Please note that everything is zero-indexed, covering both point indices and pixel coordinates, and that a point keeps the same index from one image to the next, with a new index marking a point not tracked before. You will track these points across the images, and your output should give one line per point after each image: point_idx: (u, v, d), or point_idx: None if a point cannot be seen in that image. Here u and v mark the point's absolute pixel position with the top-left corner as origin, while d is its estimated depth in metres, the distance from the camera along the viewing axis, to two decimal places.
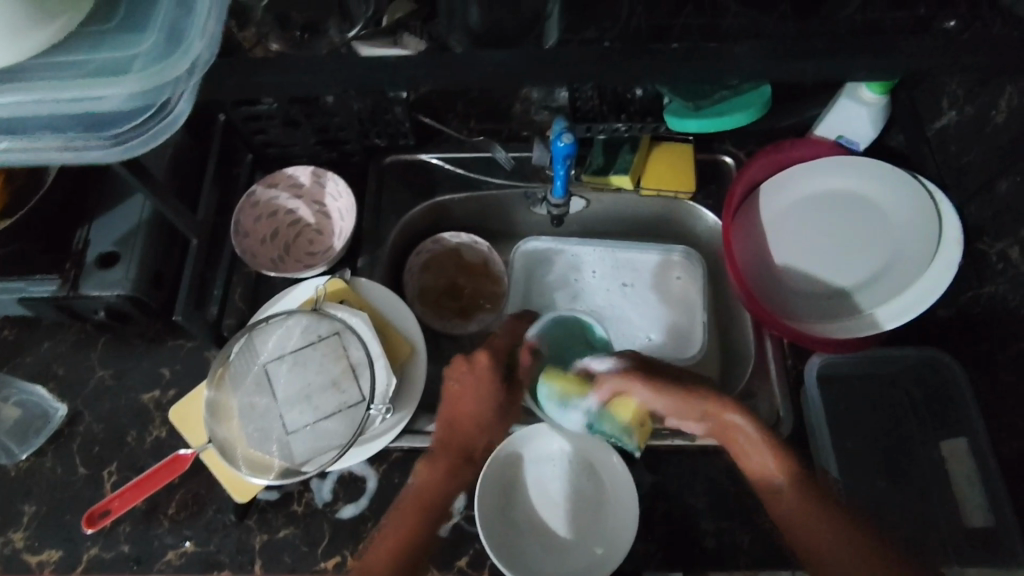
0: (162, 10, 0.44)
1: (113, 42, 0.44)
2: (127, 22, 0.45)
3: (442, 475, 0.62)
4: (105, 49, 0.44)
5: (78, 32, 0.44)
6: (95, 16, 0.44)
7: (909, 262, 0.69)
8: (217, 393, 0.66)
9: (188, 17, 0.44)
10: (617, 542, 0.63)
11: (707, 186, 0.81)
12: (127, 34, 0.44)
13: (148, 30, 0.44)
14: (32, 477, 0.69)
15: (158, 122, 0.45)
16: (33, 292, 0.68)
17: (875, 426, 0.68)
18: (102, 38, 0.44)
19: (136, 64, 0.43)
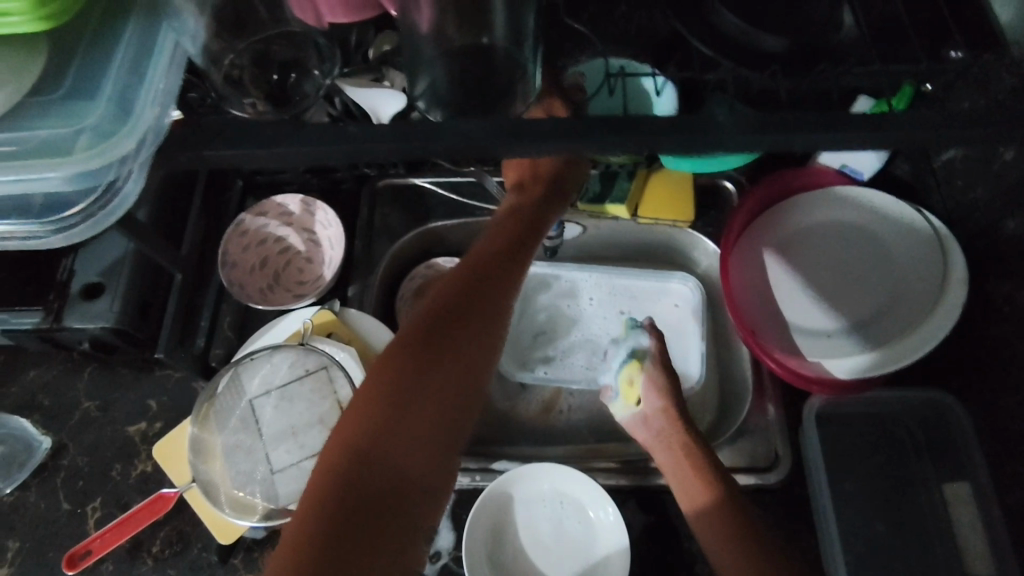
0: (113, 74, 0.40)
1: (56, 114, 0.39)
2: (76, 88, 0.40)
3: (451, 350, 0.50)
4: (50, 122, 0.39)
5: (21, 103, 0.39)
6: (41, 83, 0.40)
7: (917, 301, 0.66)
8: (201, 431, 0.65)
9: (141, 86, 0.40)
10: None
11: (706, 214, 0.80)
12: (76, 105, 0.40)
13: (99, 98, 0.40)
14: (16, 512, 0.68)
15: (108, 205, 0.43)
16: (14, 324, 0.66)
17: (874, 467, 0.67)
18: (45, 109, 0.40)
19: (80, 141, 0.39)
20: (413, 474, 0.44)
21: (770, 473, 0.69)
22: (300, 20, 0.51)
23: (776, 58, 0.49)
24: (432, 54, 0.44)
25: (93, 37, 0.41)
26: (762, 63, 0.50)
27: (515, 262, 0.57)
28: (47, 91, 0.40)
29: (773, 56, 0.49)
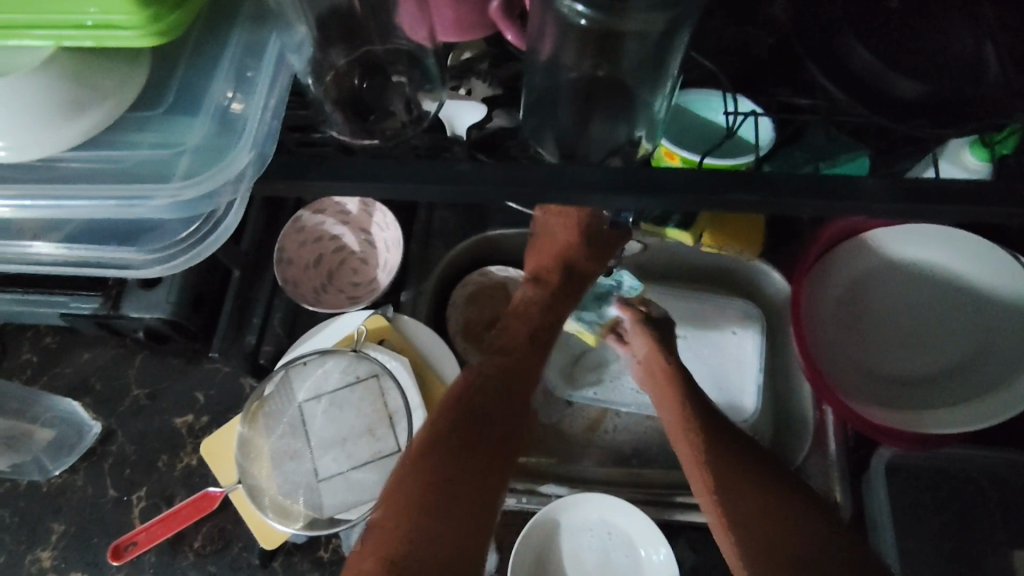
0: (213, 94, 0.40)
1: (157, 132, 0.39)
2: (175, 108, 0.39)
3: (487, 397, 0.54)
4: (151, 144, 0.39)
5: (120, 121, 0.39)
6: (140, 100, 0.39)
7: (1005, 358, 0.62)
8: (250, 430, 0.65)
9: (241, 109, 0.39)
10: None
11: (776, 242, 0.77)
12: (176, 126, 0.39)
13: (199, 121, 0.39)
14: (63, 494, 0.68)
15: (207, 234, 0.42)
16: (74, 308, 0.67)
17: (940, 527, 0.64)
18: (145, 126, 0.39)
19: (182, 167, 0.38)
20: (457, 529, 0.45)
21: None
22: (410, 39, 0.51)
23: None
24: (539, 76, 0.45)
25: (196, 52, 0.40)
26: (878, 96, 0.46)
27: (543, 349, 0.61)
28: (146, 107, 0.39)
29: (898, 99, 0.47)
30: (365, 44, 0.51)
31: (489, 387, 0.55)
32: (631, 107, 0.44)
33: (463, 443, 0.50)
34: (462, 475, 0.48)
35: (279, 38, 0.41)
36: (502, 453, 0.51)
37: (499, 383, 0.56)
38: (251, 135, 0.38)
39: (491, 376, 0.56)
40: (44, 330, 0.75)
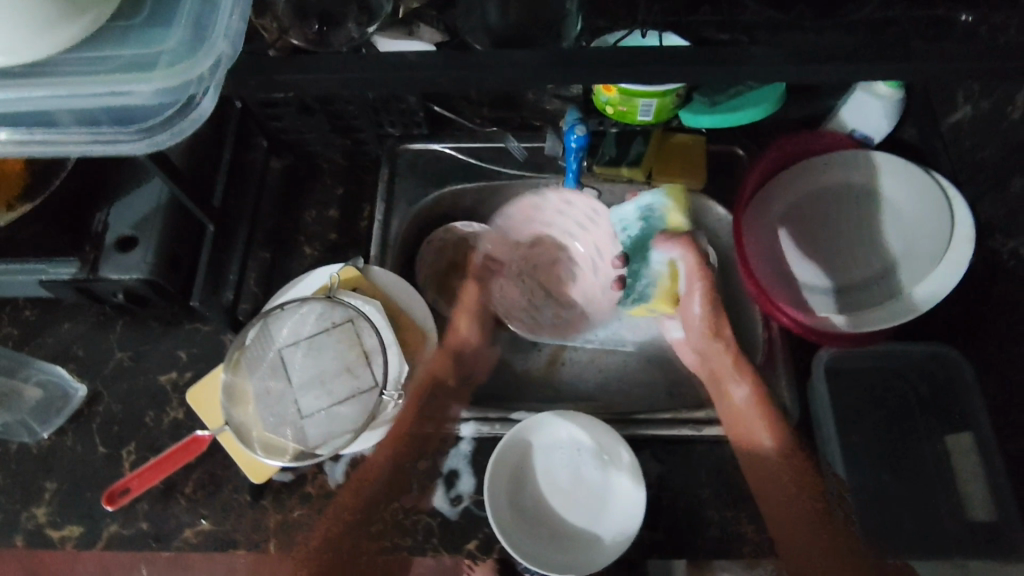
0: (186, 4, 0.44)
1: (138, 39, 0.44)
2: (153, 16, 0.44)
3: (360, 501, 0.66)
4: (131, 44, 0.43)
5: (103, 29, 0.43)
6: (121, 11, 0.44)
7: (923, 257, 0.68)
8: (233, 377, 0.67)
9: (213, 13, 0.44)
10: (621, 532, 0.64)
11: (718, 179, 0.81)
12: (154, 30, 0.44)
13: (175, 28, 0.44)
14: (53, 455, 0.71)
15: (186, 119, 0.46)
16: (54, 274, 0.71)
17: (877, 420, 0.69)
18: (126, 33, 0.44)
19: (161, 61, 0.43)
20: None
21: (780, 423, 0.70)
22: None
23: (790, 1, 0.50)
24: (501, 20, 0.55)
25: None
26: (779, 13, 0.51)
27: (388, 497, 0.68)
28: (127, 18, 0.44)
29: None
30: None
31: (378, 463, 0.68)
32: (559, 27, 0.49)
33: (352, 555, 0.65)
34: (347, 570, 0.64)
35: None
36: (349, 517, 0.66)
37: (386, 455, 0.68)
38: (221, 29, 0.43)
39: (382, 460, 0.68)
40: (23, 304, 0.77)
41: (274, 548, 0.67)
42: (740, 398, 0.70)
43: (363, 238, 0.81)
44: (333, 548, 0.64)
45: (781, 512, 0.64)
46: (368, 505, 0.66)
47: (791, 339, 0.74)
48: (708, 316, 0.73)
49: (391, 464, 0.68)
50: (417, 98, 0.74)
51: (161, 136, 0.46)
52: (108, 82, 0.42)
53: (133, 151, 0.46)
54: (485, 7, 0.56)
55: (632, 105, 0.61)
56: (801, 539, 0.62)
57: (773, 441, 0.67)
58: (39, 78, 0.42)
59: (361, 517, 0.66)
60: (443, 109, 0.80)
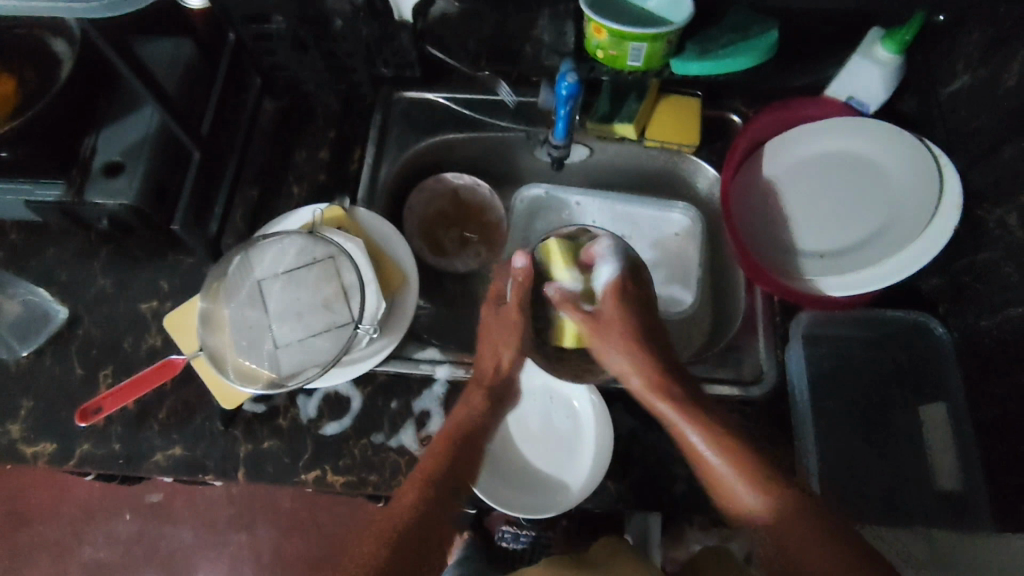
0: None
1: None
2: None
3: (408, 508, 0.56)
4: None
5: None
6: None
7: (911, 221, 0.67)
8: (211, 304, 0.68)
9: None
10: (592, 475, 0.63)
11: (712, 143, 0.81)
12: None
13: None
14: (31, 374, 0.71)
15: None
16: (39, 196, 0.71)
17: (853, 386, 0.69)
18: None
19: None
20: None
21: (755, 386, 0.70)
22: None
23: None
24: None
25: None
26: None
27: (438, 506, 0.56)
28: None
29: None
30: None
31: (431, 478, 0.58)
32: None
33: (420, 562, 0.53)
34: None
35: None
36: (403, 505, 0.56)
37: (449, 456, 0.60)
38: None
39: (444, 454, 0.59)
40: (10, 226, 0.77)
41: (241, 477, 0.67)
42: (713, 451, 0.56)
43: (352, 182, 0.80)
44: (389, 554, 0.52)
45: (799, 549, 0.50)
46: (423, 510, 0.56)
47: (773, 304, 0.73)
48: (620, 343, 0.61)
49: (438, 468, 0.59)
50: (409, 35, 0.73)
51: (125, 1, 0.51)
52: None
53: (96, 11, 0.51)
54: None
55: (622, 50, 0.62)
56: (808, 546, 0.50)
57: (759, 494, 0.54)
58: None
59: (438, 512, 0.56)
60: (438, 54, 0.78)
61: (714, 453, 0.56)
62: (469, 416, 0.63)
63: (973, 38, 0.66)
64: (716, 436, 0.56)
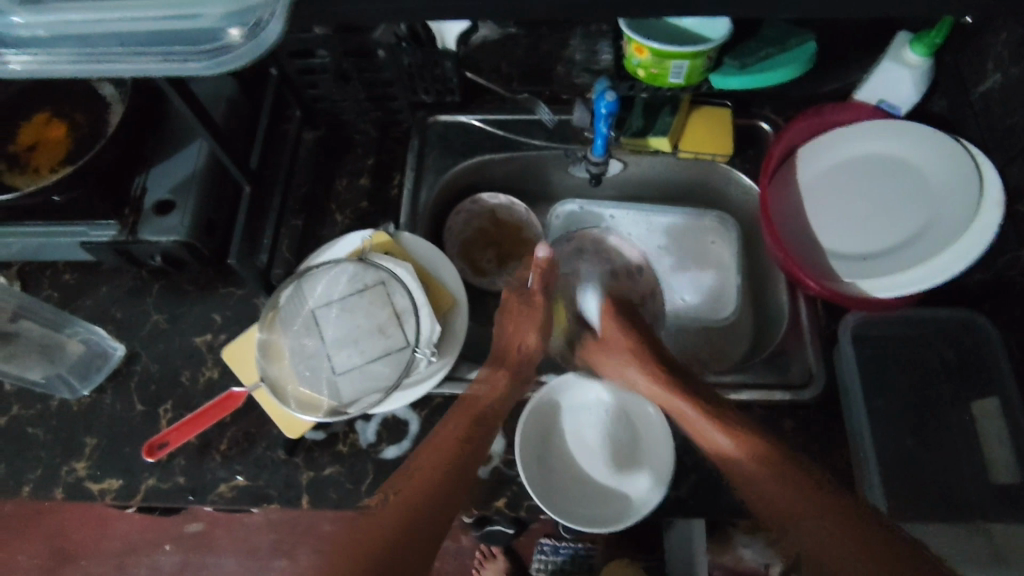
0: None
1: None
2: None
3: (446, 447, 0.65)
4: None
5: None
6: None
7: (952, 221, 0.68)
8: (268, 334, 0.69)
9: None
10: (659, 467, 0.65)
11: (745, 152, 0.82)
12: None
13: None
14: (92, 412, 0.72)
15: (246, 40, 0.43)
16: (94, 237, 0.72)
17: (903, 385, 0.70)
18: None
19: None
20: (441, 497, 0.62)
21: (807, 389, 0.70)
22: None
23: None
24: None
25: None
26: None
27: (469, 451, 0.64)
28: None
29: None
30: None
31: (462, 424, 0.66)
32: None
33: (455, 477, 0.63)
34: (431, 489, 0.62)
35: None
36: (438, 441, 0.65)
37: (459, 431, 0.66)
38: None
39: (456, 424, 0.66)
40: (63, 268, 0.79)
41: (306, 504, 0.68)
42: (727, 440, 0.63)
43: (394, 206, 0.82)
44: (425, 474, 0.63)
45: (777, 502, 0.59)
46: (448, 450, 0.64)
47: (818, 308, 0.74)
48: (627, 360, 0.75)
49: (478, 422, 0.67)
50: (451, 63, 0.75)
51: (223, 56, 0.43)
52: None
53: (194, 70, 0.43)
54: None
55: (663, 68, 0.65)
56: (796, 501, 0.59)
57: (730, 439, 0.63)
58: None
59: (448, 479, 0.63)
60: (475, 77, 0.81)
61: (712, 425, 0.65)
62: (483, 396, 0.69)
63: (1003, 38, 0.67)
64: (734, 414, 0.66)
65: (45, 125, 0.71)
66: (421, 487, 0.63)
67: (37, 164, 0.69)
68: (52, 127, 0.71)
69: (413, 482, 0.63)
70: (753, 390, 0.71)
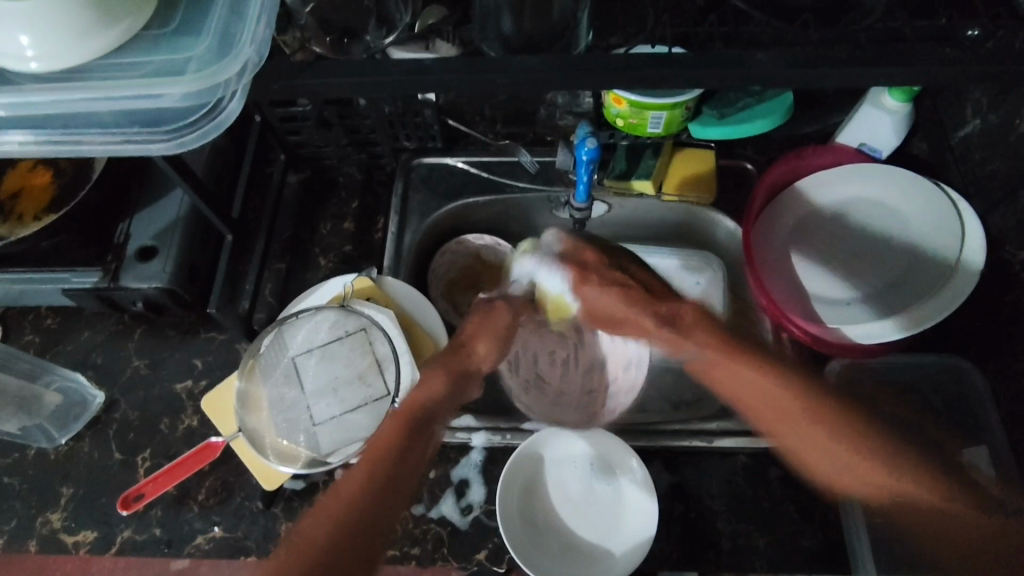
0: (215, 14, 0.45)
1: (170, 44, 0.44)
2: (184, 26, 0.44)
3: (388, 445, 0.54)
4: (161, 51, 0.44)
5: (137, 36, 0.44)
6: (152, 20, 0.44)
7: (931, 270, 0.69)
8: (247, 384, 0.69)
9: (241, 22, 0.45)
10: (641, 505, 0.65)
11: (728, 193, 0.82)
12: (185, 35, 0.44)
13: (204, 36, 0.44)
14: (70, 460, 0.72)
15: (210, 121, 0.46)
16: (76, 283, 0.71)
17: None
18: (157, 40, 0.44)
19: (190, 66, 0.43)
20: (373, 508, 0.51)
21: None
22: None
23: (800, 11, 0.52)
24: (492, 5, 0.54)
25: None
26: (781, 32, 0.50)
27: (422, 425, 0.55)
28: (159, 26, 0.44)
29: (804, 9, 0.52)
30: None
31: (410, 408, 0.56)
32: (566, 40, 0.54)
33: (407, 438, 0.54)
34: (372, 498, 0.51)
35: None
36: (386, 432, 0.55)
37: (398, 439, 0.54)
38: (248, 36, 0.44)
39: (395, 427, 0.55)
40: (46, 312, 0.79)
41: None
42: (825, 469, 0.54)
43: (378, 249, 0.82)
44: (364, 463, 0.53)
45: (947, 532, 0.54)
46: (394, 441, 0.54)
47: (802, 350, 0.73)
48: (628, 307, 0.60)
49: (415, 412, 0.56)
50: (431, 111, 0.76)
51: (186, 139, 0.47)
52: (139, 87, 0.43)
53: (158, 150, 0.47)
54: (499, 18, 0.55)
55: (642, 117, 0.68)
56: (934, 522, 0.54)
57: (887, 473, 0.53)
58: (71, 86, 0.43)
59: (393, 484, 0.52)
60: (456, 123, 0.82)
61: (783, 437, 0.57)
62: (425, 392, 0.56)
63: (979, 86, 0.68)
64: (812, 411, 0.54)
65: (30, 171, 0.70)
66: (358, 500, 0.51)
67: (21, 211, 0.67)
68: (37, 173, 0.69)
69: (351, 476, 0.52)
70: (736, 438, 0.69)
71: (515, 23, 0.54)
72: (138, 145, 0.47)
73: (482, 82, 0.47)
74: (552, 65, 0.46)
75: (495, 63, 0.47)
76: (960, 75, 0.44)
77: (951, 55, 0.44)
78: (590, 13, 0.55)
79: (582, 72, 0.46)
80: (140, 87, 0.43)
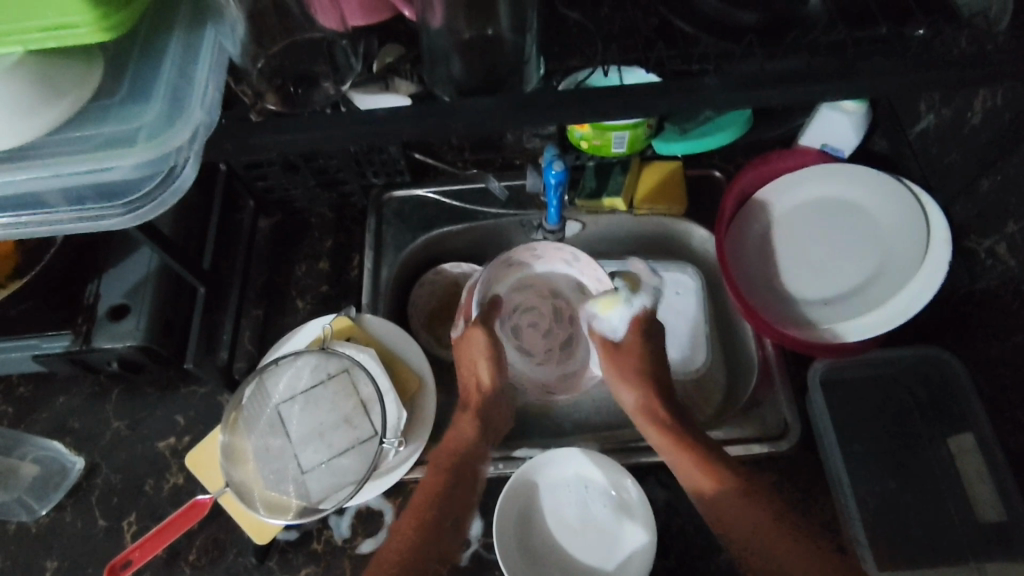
0: (162, 77, 0.44)
1: (118, 113, 0.44)
2: (133, 92, 0.44)
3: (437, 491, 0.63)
4: (110, 121, 0.43)
5: (86, 108, 0.43)
6: (101, 89, 0.44)
7: (901, 265, 0.70)
8: (231, 437, 0.67)
9: (189, 86, 0.45)
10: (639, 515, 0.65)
11: (699, 201, 0.82)
12: (133, 103, 0.44)
13: (152, 102, 0.44)
14: (53, 532, 0.70)
15: (165, 188, 0.47)
16: (46, 348, 0.68)
17: (879, 428, 0.69)
18: (106, 111, 0.44)
19: (140, 135, 0.43)
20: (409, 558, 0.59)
21: (783, 440, 0.69)
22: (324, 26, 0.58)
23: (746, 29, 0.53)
24: (444, 44, 0.54)
25: (144, 54, 0.45)
26: (730, 53, 0.52)
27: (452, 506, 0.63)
28: (106, 95, 0.44)
29: (749, 27, 0.54)
30: (283, 38, 0.57)
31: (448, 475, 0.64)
32: (525, 72, 0.54)
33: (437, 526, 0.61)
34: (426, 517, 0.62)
35: (214, 31, 0.47)
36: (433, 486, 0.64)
37: (441, 484, 0.64)
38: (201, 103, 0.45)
39: (443, 478, 0.64)
40: (17, 380, 0.77)
41: None
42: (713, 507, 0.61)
43: (355, 286, 0.81)
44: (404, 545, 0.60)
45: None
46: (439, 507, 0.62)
47: (784, 352, 0.74)
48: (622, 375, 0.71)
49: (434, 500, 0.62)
50: (396, 146, 0.76)
51: (144, 208, 0.47)
52: (90, 160, 0.43)
53: (117, 223, 0.47)
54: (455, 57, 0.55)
55: (605, 138, 0.70)
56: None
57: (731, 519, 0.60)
58: (21, 163, 0.43)
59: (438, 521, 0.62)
60: (423, 155, 0.82)
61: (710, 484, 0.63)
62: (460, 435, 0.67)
63: None
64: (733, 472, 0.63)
65: None
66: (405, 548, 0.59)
67: None
68: None
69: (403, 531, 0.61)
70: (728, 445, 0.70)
71: (463, 65, 0.53)
72: (97, 218, 0.47)
73: (443, 121, 0.47)
74: (510, 102, 0.47)
75: (456, 102, 0.47)
76: (904, 85, 0.46)
77: (895, 65, 0.46)
78: (538, 44, 0.56)
79: (540, 106, 0.46)
80: (92, 160, 0.43)
